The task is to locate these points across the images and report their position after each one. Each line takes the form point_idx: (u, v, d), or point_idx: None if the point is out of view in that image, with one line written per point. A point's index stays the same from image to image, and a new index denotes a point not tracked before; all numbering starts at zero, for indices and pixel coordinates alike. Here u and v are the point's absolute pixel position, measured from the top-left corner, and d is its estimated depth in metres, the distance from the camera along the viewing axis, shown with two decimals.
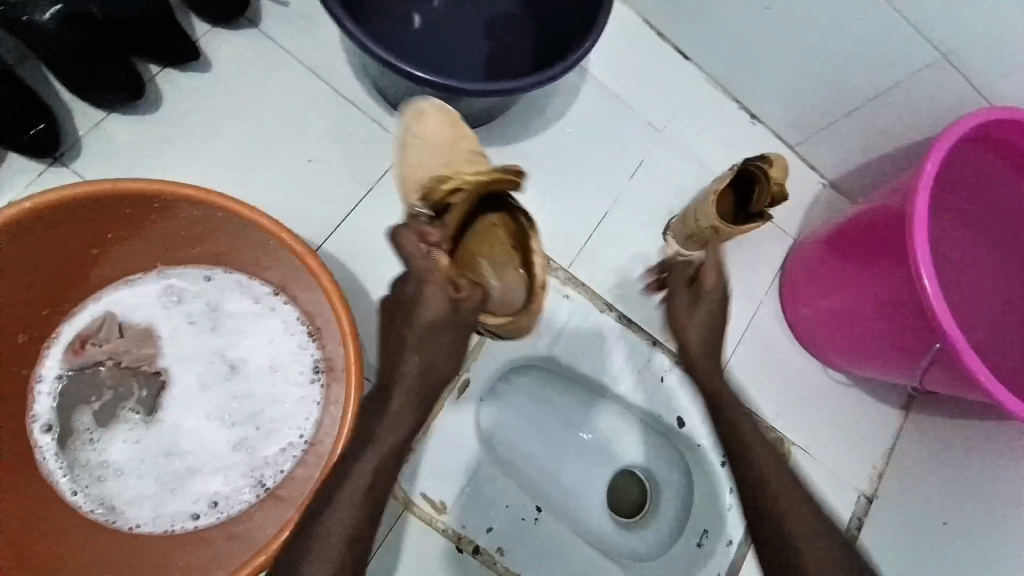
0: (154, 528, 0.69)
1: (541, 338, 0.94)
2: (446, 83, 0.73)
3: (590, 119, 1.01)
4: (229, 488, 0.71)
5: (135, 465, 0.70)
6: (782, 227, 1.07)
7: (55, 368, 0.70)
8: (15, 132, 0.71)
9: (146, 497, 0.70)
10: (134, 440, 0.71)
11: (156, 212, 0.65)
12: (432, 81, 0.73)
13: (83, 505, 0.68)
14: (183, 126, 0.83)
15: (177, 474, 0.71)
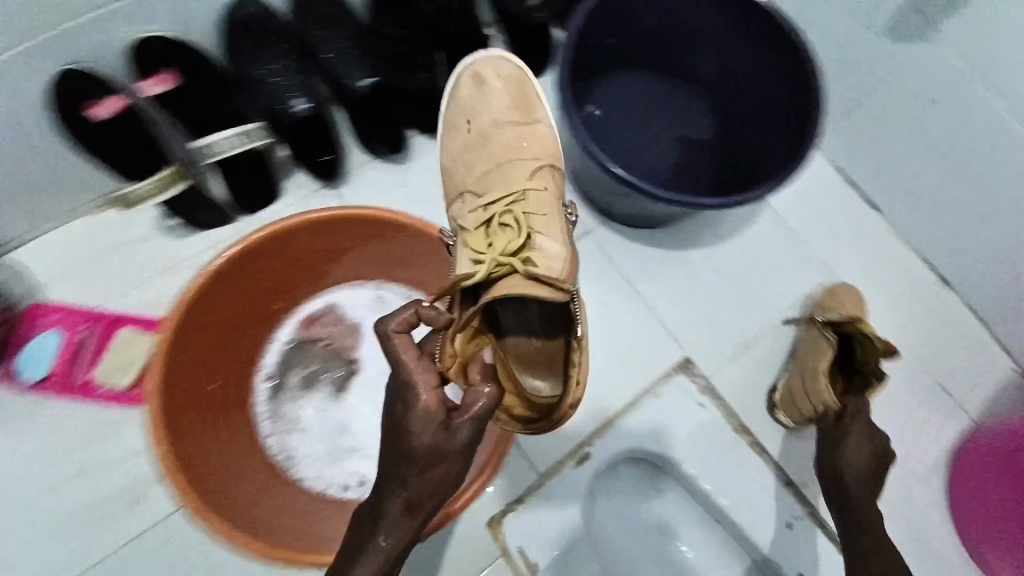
0: (312, 486, 0.82)
1: (665, 438, 0.95)
2: (637, 184, 0.82)
3: (762, 244, 1.05)
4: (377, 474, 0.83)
5: (315, 430, 0.85)
6: (958, 402, 0.98)
7: (288, 333, 0.88)
8: (311, 157, 0.94)
9: (315, 458, 0.84)
10: (321, 408, 0.86)
11: (402, 236, 0.83)
12: (625, 180, 0.82)
13: (271, 446, 0.83)
14: (421, 175, 1.02)
15: (343, 447, 0.85)
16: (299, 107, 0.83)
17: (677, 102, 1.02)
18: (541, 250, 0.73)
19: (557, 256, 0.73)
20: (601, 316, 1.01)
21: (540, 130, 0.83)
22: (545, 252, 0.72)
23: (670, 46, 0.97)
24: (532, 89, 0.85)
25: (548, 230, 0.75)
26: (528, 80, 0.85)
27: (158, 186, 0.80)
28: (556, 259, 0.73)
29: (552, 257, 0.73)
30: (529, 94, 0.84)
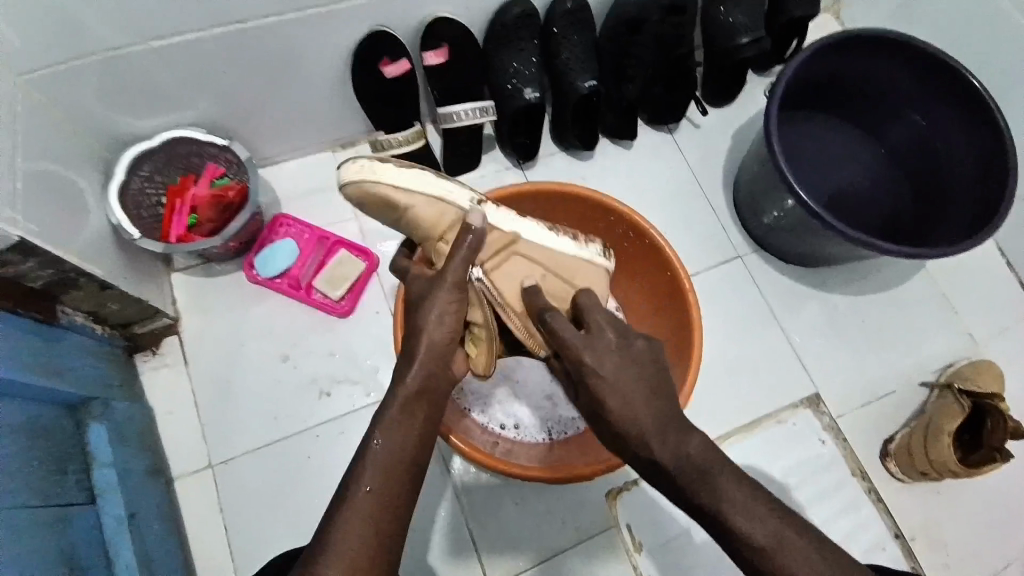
0: (479, 419, 0.91)
1: (783, 463, 1.00)
2: (824, 214, 0.88)
3: (909, 302, 1.10)
4: (529, 421, 0.92)
5: (487, 369, 0.93)
6: None
7: None
8: (515, 140, 1.05)
9: (485, 398, 0.92)
10: None
11: (604, 222, 0.88)
12: (810, 207, 0.89)
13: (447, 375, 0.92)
14: (602, 174, 1.13)
15: (504, 391, 0.93)
16: (527, 95, 0.99)
17: (863, 159, 1.09)
18: (494, 265, 0.68)
19: (523, 260, 0.69)
20: (740, 333, 1.06)
21: (440, 183, 0.66)
22: (505, 263, 0.69)
23: (875, 105, 1.05)
24: (402, 176, 0.65)
25: (483, 261, 0.68)
26: (366, 185, 0.65)
27: (410, 139, 0.99)
28: (518, 266, 0.69)
29: (513, 272, 0.69)
30: (375, 187, 0.65)
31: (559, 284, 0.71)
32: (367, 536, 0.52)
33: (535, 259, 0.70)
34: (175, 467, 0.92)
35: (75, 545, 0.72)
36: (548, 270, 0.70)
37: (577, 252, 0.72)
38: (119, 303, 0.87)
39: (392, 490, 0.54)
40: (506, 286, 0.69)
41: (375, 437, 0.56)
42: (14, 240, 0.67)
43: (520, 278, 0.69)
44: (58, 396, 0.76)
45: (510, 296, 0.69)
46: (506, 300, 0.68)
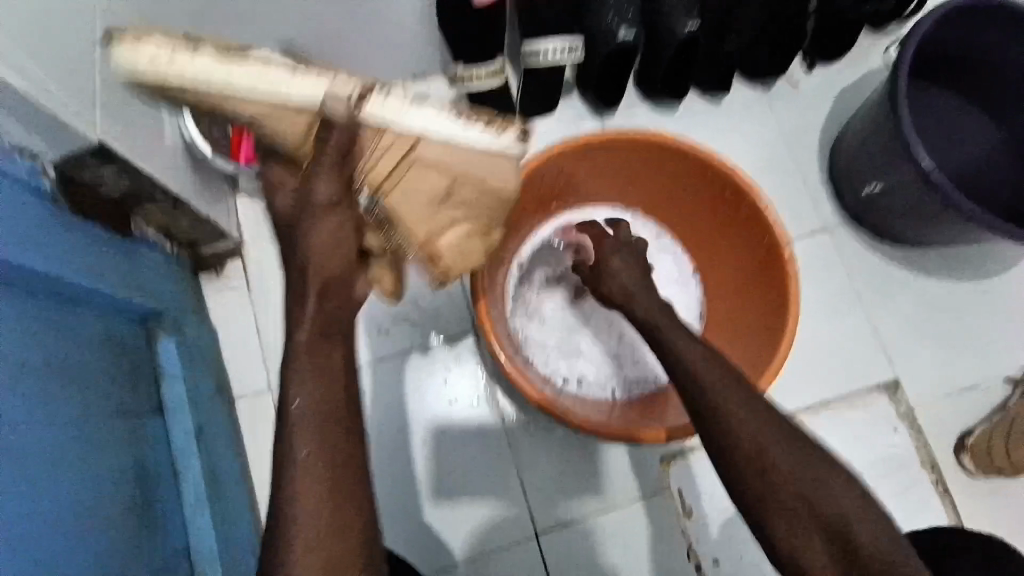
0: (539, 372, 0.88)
1: (850, 450, 0.95)
2: (942, 184, 0.80)
3: (1010, 294, 1.01)
4: (594, 379, 0.89)
5: (554, 324, 0.91)
6: None
7: (546, 234, 0.92)
8: (598, 83, 0.99)
9: (546, 352, 0.89)
10: (559, 307, 0.91)
11: (698, 176, 0.84)
12: (929, 175, 0.81)
13: (514, 326, 0.89)
14: (687, 128, 1.05)
15: (569, 347, 0.90)
16: (622, 35, 0.91)
17: (985, 131, 0.98)
18: (390, 184, 0.58)
19: (421, 167, 0.59)
20: (820, 311, 0.99)
21: (267, 76, 0.54)
22: (402, 180, 0.58)
23: (1001, 82, 0.94)
24: (214, 69, 0.54)
25: (377, 186, 0.58)
26: (173, 83, 0.54)
27: (493, 75, 0.94)
28: (418, 176, 0.59)
29: (413, 181, 0.59)
30: (195, 88, 0.54)
31: (468, 187, 0.61)
32: (321, 494, 0.50)
33: (439, 163, 0.59)
34: (237, 390, 0.92)
35: (146, 457, 0.73)
36: (453, 172, 0.60)
37: (487, 145, 0.60)
38: (190, 221, 0.85)
39: (333, 442, 0.51)
40: (405, 203, 0.60)
41: (291, 398, 0.51)
42: (94, 143, 0.64)
43: (423, 191, 0.60)
44: (133, 309, 0.76)
45: (410, 214, 0.61)
46: (405, 224, 0.61)
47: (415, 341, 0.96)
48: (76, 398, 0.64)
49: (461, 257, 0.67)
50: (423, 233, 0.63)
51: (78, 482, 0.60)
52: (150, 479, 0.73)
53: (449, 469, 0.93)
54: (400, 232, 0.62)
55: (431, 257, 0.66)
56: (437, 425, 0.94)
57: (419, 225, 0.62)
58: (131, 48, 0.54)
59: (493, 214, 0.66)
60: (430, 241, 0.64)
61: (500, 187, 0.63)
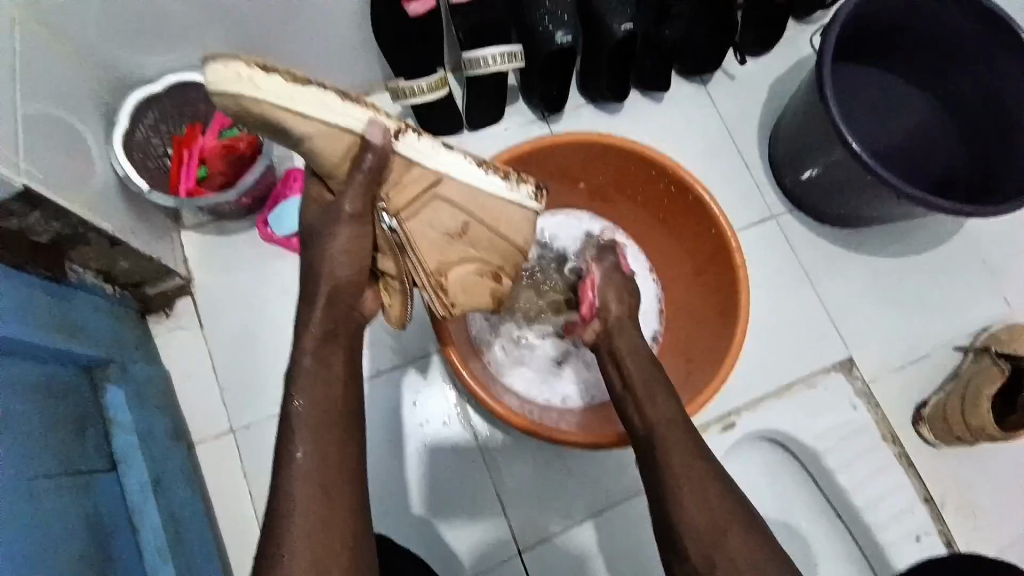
0: (517, 388, 0.88)
1: (813, 428, 0.98)
2: (872, 164, 0.84)
3: (946, 264, 1.06)
4: (568, 388, 0.89)
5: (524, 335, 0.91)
6: None
7: None
8: (542, 89, 0.99)
9: (525, 363, 0.90)
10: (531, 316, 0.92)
11: (645, 176, 0.86)
12: (861, 157, 0.84)
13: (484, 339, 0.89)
14: (633, 127, 1.07)
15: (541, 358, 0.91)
16: (560, 39, 0.92)
17: (909, 111, 1.04)
18: (410, 212, 0.59)
19: (441, 205, 0.60)
20: (775, 296, 1.02)
21: (332, 103, 0.54)
22: (422, 212, 0.60)
23: (930, 56, 0.99)
24: (286, 91, 0.53)
25: (397, 210, 0.59)
26: (246, 101, 0.53)
27: (434, 87, 0.92)
28: (437, 213, 0.60)
29: (431, 219, 0.60)
30: (268, 108, 0.53)
31: (482, 230, 0.63)
32: (315, 497, 0.50)
33: (458, 204, 0.61)
34: (198, 430, 0.89)
35: (99, 511, 0.70)
36: (470, 215, 0.61)
37: (508, 197, 0.62)
38: (129, 261, 0.82)
39: (327, 445, 0.53)
40: (423, 233, 0.61)
41: (293, 399, 0.54)
42: (19, 189, 0.61)
43: (440, 228, 0.61)
44: (76, 359, 0.73)
45: (424, 245, 0.62)
46: (420, 254, 0.62)
47: (386, 363, 0.95)
48: (20, 456, 0.61)
49: (473, 291, 0.68)
50: (435, 264, 0.63)
51: (26, 546, 0.57)
52: (104, 534, 0.69)
53: (427, 490, 0.92)
54: (414, 261, 0.63)
55: (441, 288, 0.65)
56: (418, 441, 0.93)
57: (433, 254, 0.63)
58: (212, 67, 0.53)
59: (507, 262, 0.67)
60: (441, 274, 0.65)
61: (513, 235, 0.64)
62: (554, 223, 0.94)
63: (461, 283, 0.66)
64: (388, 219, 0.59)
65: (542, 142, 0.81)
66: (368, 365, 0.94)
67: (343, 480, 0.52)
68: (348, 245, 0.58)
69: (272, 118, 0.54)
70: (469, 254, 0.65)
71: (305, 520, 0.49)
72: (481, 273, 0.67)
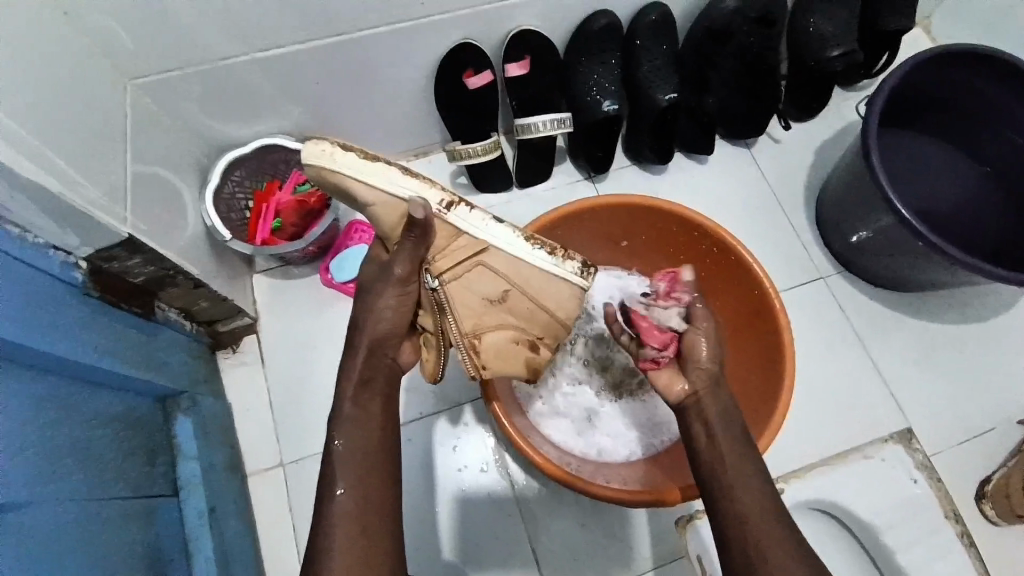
0: (557, 437, 0.89)
1: (868, 502, 0.93)
2: (921, 230, 0.83)
3: (1013, 332, 1.01)
4: (603, 446, 0.89)
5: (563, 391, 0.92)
6: None
7: None
8: (589, 152, 1.04)
9: (561, 416, 0.91)
10: (570, 371, 0.94)
11: (686, 236, 0.89)
12: (910, 223, 0.84)
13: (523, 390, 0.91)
14: (676, 188, 1.10)
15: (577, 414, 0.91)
16: (606, 107, 1.00)
17: (961, 176, 1.02)
18: (453, 274, 0.64)
19: (484, 271, 0.64)
20: (823, 359, 1.00)
21: (394, 177, 0.61)
22: (464, 276, 0.64)
23: (979, 123, 0.99)
24: (359, 165, 0.61)
25: (440, 272, 0.64)
26: (325, 172, 0.61)
27: (487, 150, 0.99)
28: (479, 278, 0.65)
29: (473, 282, 0.65)
30: (341, 179, 0.61)
31: (521, 299, 0.66)
32: (353, 534, 0.54)
33: (498, 272, 0.64)
34: (251, 463, 0.94)
35: (159, 536, 0.75)
36: (510, 284, 0.65)
37: (551, 270, 0.64)
38: (207, 301, 0.90)
39: (366, 485, 0.57)
40: (462, 295, 0.66)
41: (334, 440, 0.59)
42: (123, 238, 0.70)
43: (480, 292, 0.66)
44: (151, 389, 0.80)
45: (462, 306, 0.66)
46: (457, 313, 0.67)
47: (429, 408, 0.98)
48: (98, 478, 0.67)
49: (504, 355, 0.71)
50: (471, 325, 0.68)
51: (95, 563, 0.62)
52: (161, 559, 0.74)
53: (461, 537, 0.92)
54: (452, 319, 0.67)
55: (475, 348, 0.70)
56: (455, 488, 0.94)
57: (470, 315, 0.67)
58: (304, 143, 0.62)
59: (543, 329, 0.70)
60: (475, 335, 0.69)
61: (552, 306, 0.67)
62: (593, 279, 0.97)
63: (491, 345, 0.70)
64: (432, 279, 0.64)
65: (586, 202, 0.86)
66: (413, 409, 0.98)
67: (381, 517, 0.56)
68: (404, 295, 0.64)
69: (344, 188, 0.62)
70: (507, 320, 0.69)
71: (345, 561, 0.53)
72: (513, 339, 0.71)
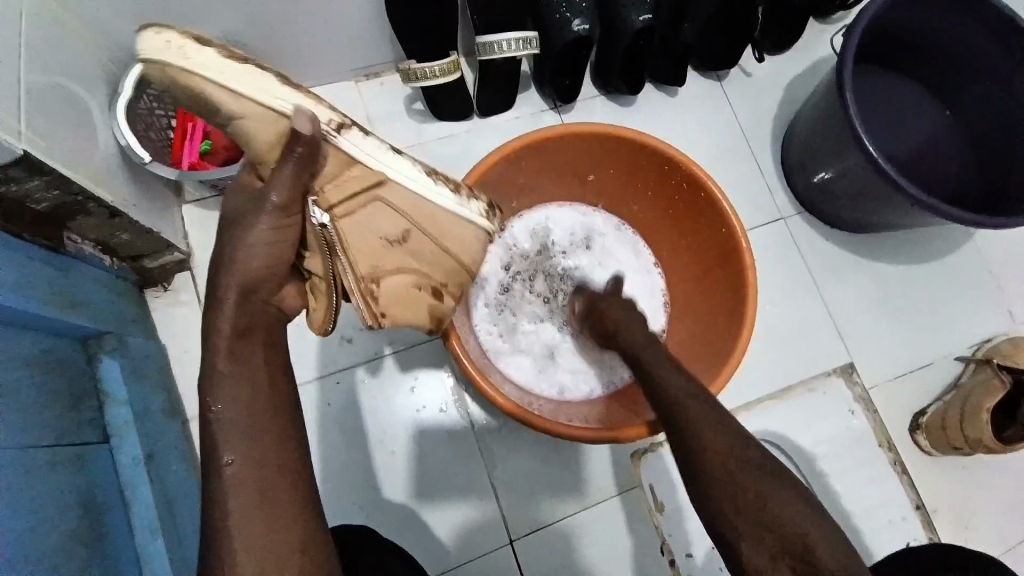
0: (517, 378, 0.87)
1: (809, 433, 0.98)
2: (889, 170, 0.82)
3: (955, 275, 1.05)
4: (566, 385, 0.88)
5: (526, 331, 0.90)
6: None
7: (515, 231, 0.92)
8: (554, 79, 0.97)
9: (523, 356, 0.88)
10: (533, 310, 0.91)
11: (656, 171, 0.85)
12: (878, 163, 0.83)
13: (486, 330, 0.88)
14: (645, 121, 1.05)
15: (539, 353, 0.89)
16: (576, 27, 0.90)
17: (924, 118, 1.02)
18: (344, 209, 0.57)
19: (380, 208, 0.58)
20: (780, 299, 1.01)
21: (271, 86, 0.53)
22: (359, 211, 0.57)
23: (948, 62, 0.98)
24: (218, 65, 0.52)
25: (330, 205, 0.56)
26: (176, 73, 0.52)
27: (445, 72, 0.90)
28: (375, 215, 0.58)
29: (368, 220, 0.58)
30: (200, 82, 0.52)
31: (424, 241, 0.61)
32: (251, 499, 0.48)
33: (397, 209, 0.59)
34: (192, 407, 0.88)
35: (92, 485, 0.70)
36: (411, 223, 0.60)
37: (449, 210, 0.60)
38: (129, 234, 0.80)
39: (257, 449, 0.49)
40: (356, 234, 0.58)
41: (210, 406, 0.50)
42: (20, 154, 0.59)
43: (378, 231, 0.59)
44: (71, 330, 0.72)
45: (358, 247, 0.59)
46: (352, 254, 0.59)
47: (384, 349, 0.94)
48: (15, 428, 0.60)
49: (404, 301, 0.65)
50: (367, 269, 0.61)
51: (16, 517, 0.56)
52: (97, 509, 0.69)
53: (418, 476, 0.91)
54: (346, 261, 0.59)
55: (373, 294, 0.62)
56: (413, 426, 0.92)
57: (365, 255, 0.60)
58: (149, 39, 0.53)
59: (447, 275, 0.65)
60: (374, 279, 0.62)
61: (456, 249, 0.63)
62: (557, 216, 0.93)
63: (390, 293, 0.64)
64: (317, 215, 0.56)
65: (554, 131, 0.80)
66: (368, 350, 0.94)
67: (287, 476, 0.50)
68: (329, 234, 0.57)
69: (200, 89, 0.52)
70: (409, 264, 0.63)
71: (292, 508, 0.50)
72: (415, 287, 0.65)
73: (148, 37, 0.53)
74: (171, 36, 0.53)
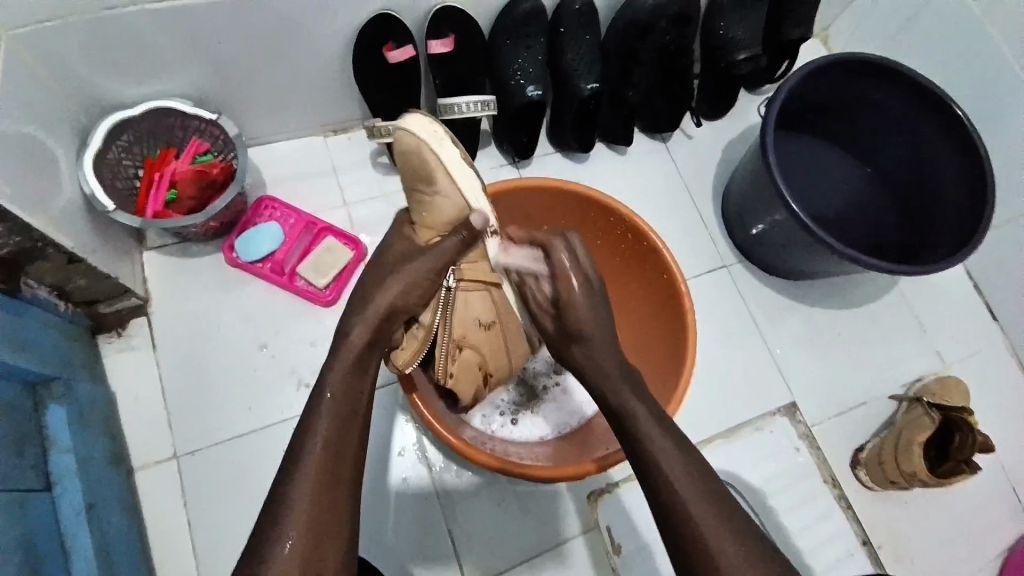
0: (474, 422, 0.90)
1: (757, 470, 1.01)
2: (809, 223, 0.91)
3: (883, 318, 1.14)
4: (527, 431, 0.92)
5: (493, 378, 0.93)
6: None
7: None
8: (514, 137, 1.04)
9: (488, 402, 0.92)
10: None
11: (604, 221, 0.91)
12: (800, 216, 0.92)
13: None
14: (597, 176, 1.13)
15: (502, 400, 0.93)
16: (530, 92, 0.99)
17: (846, 177, 1.13)
18: (467, 286, 0.68)
19: (484, 297, 0.69)
20: (726, 342, 1.07)
21: (474, 190, 0.66)
22: (472, 292, 0.69)
23: (860, 129, 1.10)
24: (454, 161, 0.66)
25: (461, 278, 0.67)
26: (424, 150, 0.65)
27: None
28: (476, 300, 0.69)
29: (472, 304, 0.69)
30: (429, 157, 0.65)
31: (497, 332, 0.72)
32: (323, 488, 0.51)
33: (494, 301, 0.71)
34: (139, 455, 0.86)
35: (35, 532, 0.67)
36: (499, 317, 0.72)
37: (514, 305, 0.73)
38: (86, 278, 0.81)
39: (341, 437, 0.54)
40: (461, 308, 0.69)
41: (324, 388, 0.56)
42: None
43: (473, 313, 0.70)
44: (18, 373, 0.71)
45: (458, 320, 0.69)
46: (451, 319, 0.68)
47: None
48: None
49: (470, 373, 0.73)
50: (455, 336, 0.70)
51: None
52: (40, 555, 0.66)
53: (374, 521, 0.90)
54: (448, 323, 0.68)
55: (452, 356, 0.70)
56: (373, 472, 0.92)
57: (460, 325, 0.69)
58: (415, 117, 0.66)
59: (508, 357, 0.76)
60: (458, 345, 0.70)
61: (513, 344, 0.75)
62: None
63: (461, 362, 0.71)
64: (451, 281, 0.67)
65: (507, 183, 0.86)
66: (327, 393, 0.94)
67: (348, 471, 0.53)
68: (402, 282, 0.62)
69: (432, 167, 0.65)
70: (482, 344, 0.72)
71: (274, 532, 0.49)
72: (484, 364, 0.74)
73: (413, 118, 0.66)
74: (429, 124, 0.66)
